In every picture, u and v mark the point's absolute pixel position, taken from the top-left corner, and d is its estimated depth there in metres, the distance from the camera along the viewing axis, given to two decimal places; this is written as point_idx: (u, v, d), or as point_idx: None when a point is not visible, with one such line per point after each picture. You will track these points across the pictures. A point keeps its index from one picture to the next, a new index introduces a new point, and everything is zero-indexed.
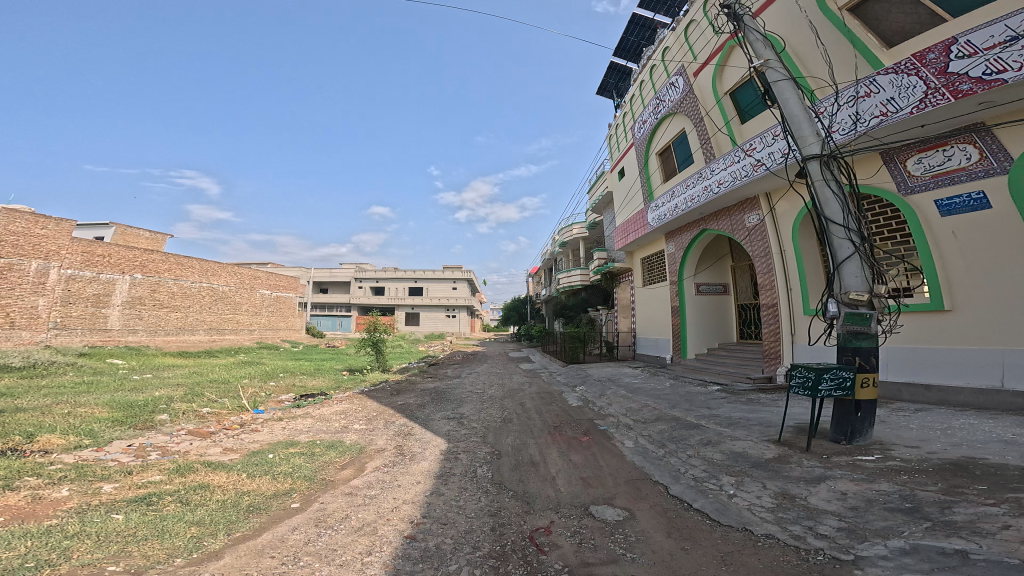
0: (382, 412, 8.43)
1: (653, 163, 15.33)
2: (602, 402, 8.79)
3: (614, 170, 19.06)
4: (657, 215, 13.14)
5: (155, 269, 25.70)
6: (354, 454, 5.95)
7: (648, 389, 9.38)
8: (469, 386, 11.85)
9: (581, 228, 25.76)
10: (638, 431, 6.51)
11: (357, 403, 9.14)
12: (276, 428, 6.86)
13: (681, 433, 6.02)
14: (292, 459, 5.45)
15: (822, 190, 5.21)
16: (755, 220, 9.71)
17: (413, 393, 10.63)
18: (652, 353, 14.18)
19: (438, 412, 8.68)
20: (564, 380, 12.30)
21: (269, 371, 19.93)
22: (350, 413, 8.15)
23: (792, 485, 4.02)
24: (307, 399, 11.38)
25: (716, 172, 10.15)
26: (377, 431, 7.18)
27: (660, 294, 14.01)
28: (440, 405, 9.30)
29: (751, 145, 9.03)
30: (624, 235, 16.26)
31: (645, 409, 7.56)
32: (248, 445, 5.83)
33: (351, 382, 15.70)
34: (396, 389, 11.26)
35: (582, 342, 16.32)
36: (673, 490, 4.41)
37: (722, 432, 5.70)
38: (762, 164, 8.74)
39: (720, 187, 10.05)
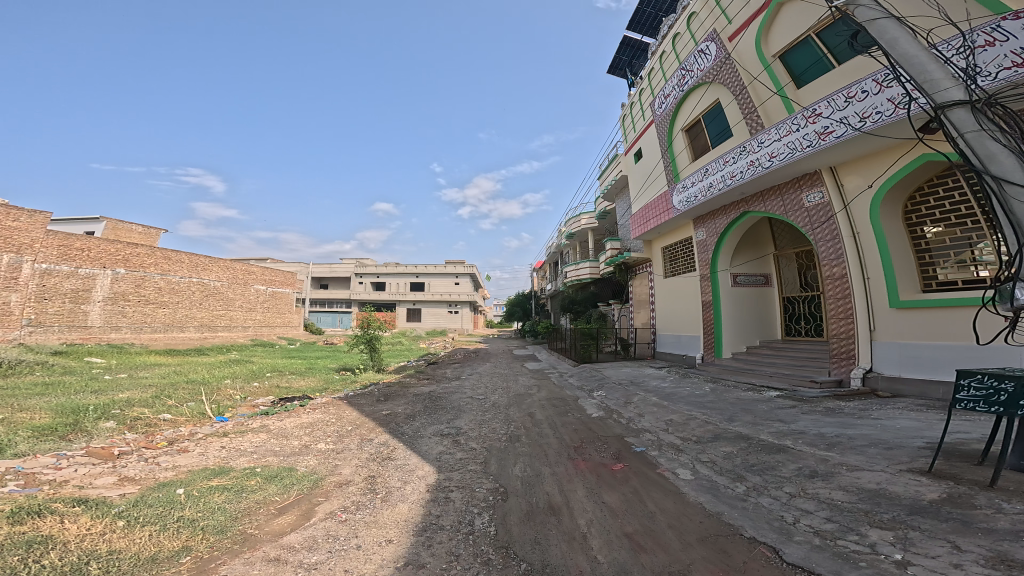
0: (358, 425, 6.84)
1: (678, 142, 13.56)
2: (632, 413, 7.15)
3: (630, 152, 17.29)
4: (686, 198, 11.54)
5: (141, 264, 24.26)
6: (303, 490, 4.35)
7: (685, 395, 7.76)
8: (469, 391, 10.24)
9: (590, 218, 24.00)
10: (694, 453, 4.92)
11: (330, 413, 7.55)
12: (214, 447, 5.31)
13: (761, 458, 4.41)
14: (214, 500, 3.87)
15: (980, 143, 3.52)
16: (816, 198, 8.12)
17: (402, 399, 9.05)
18: (677, 352, 12.52)
19: (428, 424, 7.09)
20: (580, 383, 10.63)
21: (255, 370, 18.48)
22: (319, 427, 6.59)
23: (1013, 548, 2.42)
24: (282, 405, 9.80)
25: (767, 144, 8.58)
26: (346, 452, 5.61)
27: (686, 285, 12.34)
28: (432, 415, 7.71)
29: (816, 109, 7.52)
30: (641, 221, 14.59)
31: (693, 423, 5.93)
32: (158, 474, 4.28)
33: (340, 384, 14.08)
34: (384, 394, 9.69)
35: (597, 339, 14.69)
36: (787, 554, 2.82)
37: (824, 459, 4.08)
38: (831, 131, 7.23)
39: (772, 160, 8.48)
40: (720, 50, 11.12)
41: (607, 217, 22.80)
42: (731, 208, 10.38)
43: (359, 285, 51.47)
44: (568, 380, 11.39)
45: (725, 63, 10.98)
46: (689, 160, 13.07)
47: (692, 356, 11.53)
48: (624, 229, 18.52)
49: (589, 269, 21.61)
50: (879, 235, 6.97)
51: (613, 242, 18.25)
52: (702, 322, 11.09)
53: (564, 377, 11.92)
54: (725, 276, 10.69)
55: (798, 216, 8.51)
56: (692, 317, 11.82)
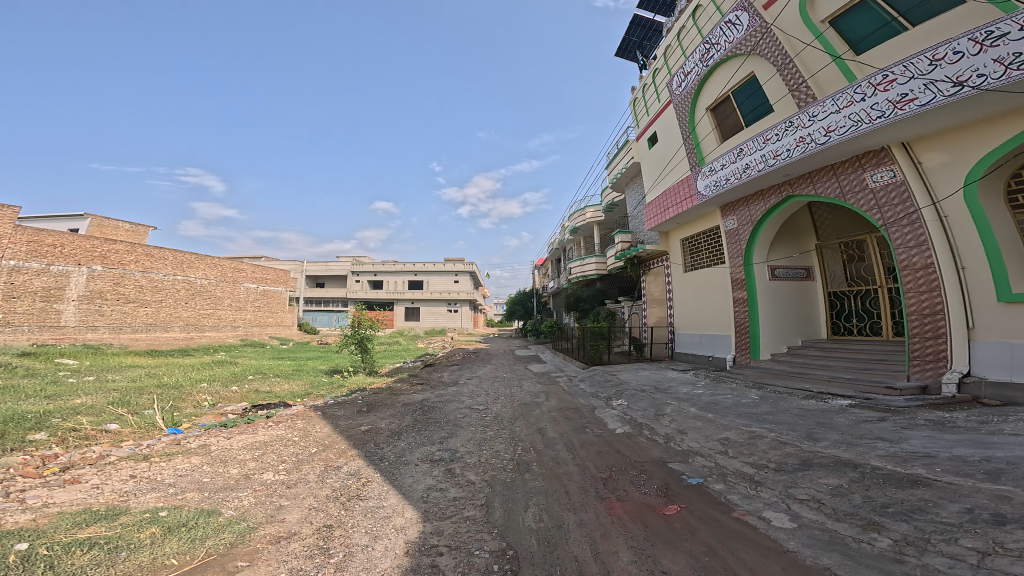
0: (325, 446, 5.49)
1: (702, 126, 12.23)
2: (669, 427, 5.85)
3: (642, 138, 15.93)
4: (713, 182, 10.37)
5: (119, 261, 22.70)
6: (213, 550, 3.01)
7: (729, 403, 6.50)
8: (468, 399, 8.86)
9: (595, 211, 22.63)
10: (781, 486, 3.67)
11: (294, 429, 6.18)
12: (117, 477, 4.01)
13: (893, 497, 3.15)
14: (71, 564, 2.64)
15: None
16: (883, 177, 6.91)
17: (387, 410, 7.69)
18: (700, 353, 11.24)
19: (415, 445, 5.74)
20: (595, 389, 9.30)
21: (237, 372, 17.11)
22: (277, 448, 5.27)
23: None
24: (251, 414, 8.42)
25: (823, 117, 7.40)
26: (300, 486, 4.25)
27: (711, 280, 11.08)
28: (420, 432, 6.37)
29: (890, 75, 6.38)
30: (656, 211, 13.32)
31: (761, 442, 4.64)
32: (5, 520, 3.08)
33: (327, 389, 12.68)
34: (369, 402, 8.37)
35: (609, 339, 13.28)
36: None
37: (1001, 496, 2.85)
38: (909, 99, 6.09)
39: (828, 136, 7.30)
40: (754, 19, 9.81)
41: (615, 210, 21.45)
42: (769, 192, 9.19)
43: (356, 284, 50.17)
44: (578, 385, 10.08)
45: (762, 32, 9.65)
46: (716, 144, 11.73)
47: (721, 359, 10.24)
48: (635, 221, 17.20)
49: (596, 264, 20.26)
50: (976, 218, 5.77)
51: (622, 234, 16.76)
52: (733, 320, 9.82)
53: (574, 382, 10.57)
54: (760, 268, 9.52)
55: (857, 199, 7.30)
56: (719, 315, 10.53)
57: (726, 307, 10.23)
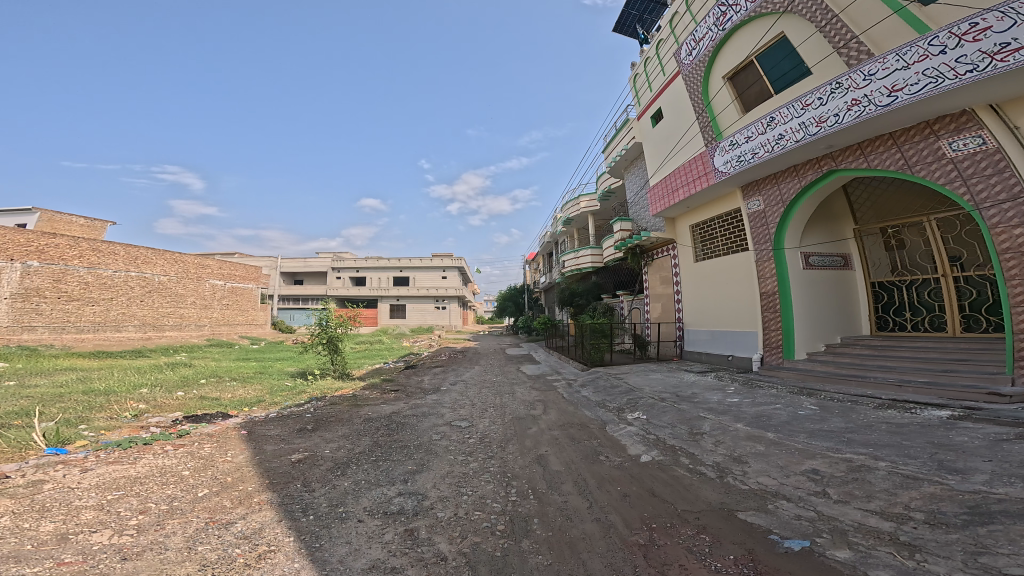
0: (222, 487, 3.77)
1: (719, 99, 10.81)
2: (717, 453, 4.51)
3: (645, 116, 14.42)
4: (732, 159, 9.03)
5: (59, 256, 19.96)
6: None
7: (784, 416, 5.17)
8: (449, 413, 7.20)
9: (590, 200, 21.23)
10: (962, 555, 2.38)
11: (195, 459, 4.42)
12: None
13: None
14: None
15: None
16: (967, 145, 5.75)
17: (342, 429, 5.96)
18: (716, 353, 9.88)
19: (361, 488, 4.07)
20: (603, 397, 7.81)
21: (188, 376, 14.95)
22: (155, 491, 3.57)
23: None
24: (170, 431, 6.60)
25: (885, 76, 6.21)
26: (145, 558, 2.64)
27: (729, 270, 9.72)
28: (377, 465, 4.69)
29: (982, 21, 5.27)
30: (661, 195, 11.82)
31: (875, 478, 3.42)
32: None
33: (285, 396, 10.80)
34: (322, 416, 6.67)
35: (612, 337, 11.77)
36: None
37: None
38: (1011, 48, 4.97)
39: (893, 97, 6.09)
40: None
41: (612, 198, 20.06)
42: (803, 167, 7.93)
43: (336, 280, 47.61)
44: (580, 391, 8.57)
45: None
46: (736, 118, 10.33)
47: (746, 359, 8.87)
48: (636, 208, 15.80)
49: (591, 257, 18.76)
50: None
51: (623, 223, 15.08)
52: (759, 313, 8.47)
53: (576, 387, 9.06)
54: (793, 255, 8.20)
55: (930, 170, 6.10)
56: (741, 309, 9.16)
57: (750, 300, 8.85)
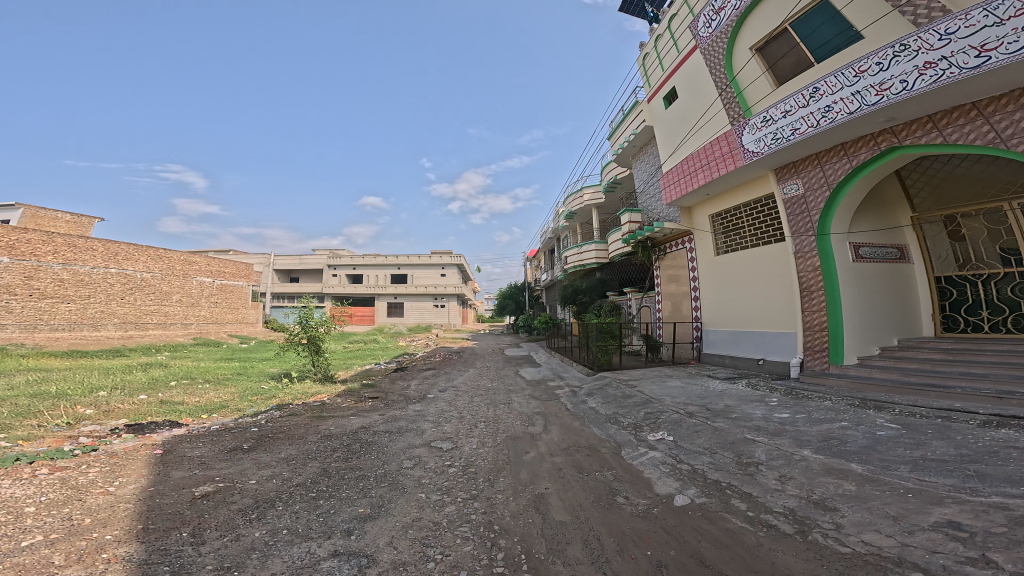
0: (64, 535, 2.69)
1: (746, 73, 9.51)
2: (789, 496, 3.33)
3: (656, 97, 13.11)
4: (764, 138, 7.78)
5: (30, 251, 18.76)
6: None
7: (864, 440, 4.05)
8: (430, 430, 5.99)
9: (595, 193, 20.16)
10: None
11: (61, 490, 3.29)
12: None
13: None
14: None
15: None
16: None
17: (287, 450, 4.76)
18: (742, 357, 8.68)
19: (277, 543, 2.88)
20: (616, 409, 6.66)
21: (158, 377, 13.68)
22: None
23: None
24: (89, 444, 5.40)
25: (972, 32, 5.03)
26: None
27: (760, 264, 8.52)
28: (315, 505, 3.51)
29: None
30: (676, 180, 10.48)
31: None
32: None
33: (253, 402, 9.59)
34: (273, 432, 5.44)
35: (621, 338, 10.52)
36: None
37: None
38: None
39: (985, 56, 4.89)
40: None
41: (617, 190, 18.84)
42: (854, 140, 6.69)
43: (333, 277, 46.52)
44: (586, 402, 7.39)
45: None
46: (767, 94, 9.03)
47: (783, 364, 7.65)
48: (646, 199, 14.53)
49: (595, 252, 17.53)
50: None
51: (630, 214, 13.33)
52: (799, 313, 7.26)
53: (582, 396, 7.87)
54: (840, 247, 6.99)
55: None
56: (775, 307, 7.96)
57: (787, 298, 7.66)
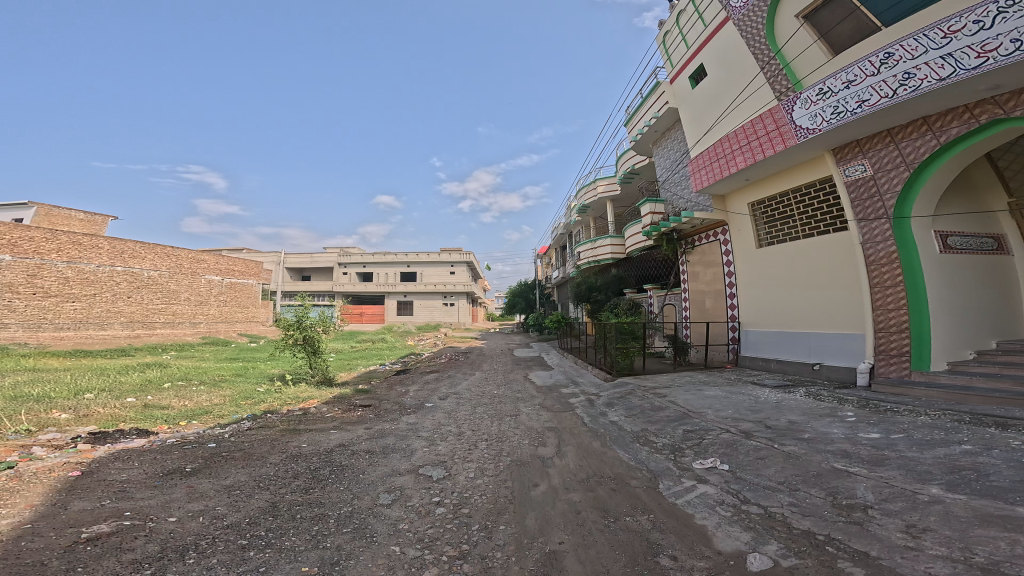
0: None
1: (793, 45, 8.18)
2: (935, 559, 2.24)
3: (680, 78, 11.80)
4: (821, 113, 6.59)
5: (34, 249, 18.63)
6: None
7: (1010, 472, 2.95)
8: (421, 452, 5.00)
9: (610, 184, 18.96)
10: None
11: None
12: None
13: None
14: None
15: None
16: None
17: (236, 476, 3.95)
18: (792, 362, 7.55)
19: None
20: (648, 424, 5.58)
21: (153, 378, 13.16)
22: None
23: None
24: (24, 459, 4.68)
25: None
26: None
27: (813, 256, 7.34)
28: (241, 560, 2.65)
29: None
30: (707, 165, 9.23)
31: None
32: None
33: (239, 408, 8.80)
34: (229, 452, 4.56)
35: (645, 340, 9.34)
36: None
37: None
38: None
39: None
40: None
41: (634, 181, 17.62)
42: (945, 102, 5.42)
43: (343, 276, 46.38)
44: (607, 415, 6.33)
45: None
46: (822, 65, 7.71)
47: (846, 371, 6.50)
48: (669, 189, 13.27)
49: (611, 247, 16.36)
50: None
51: (652, 203, 11.96)
52: (868, 314, 6.11)
53: (603, 407, 6.80)
54: (924, 238, 5.78)
55: None
56: (835, 306, 6.82)
57: (852, 296, 6.50)
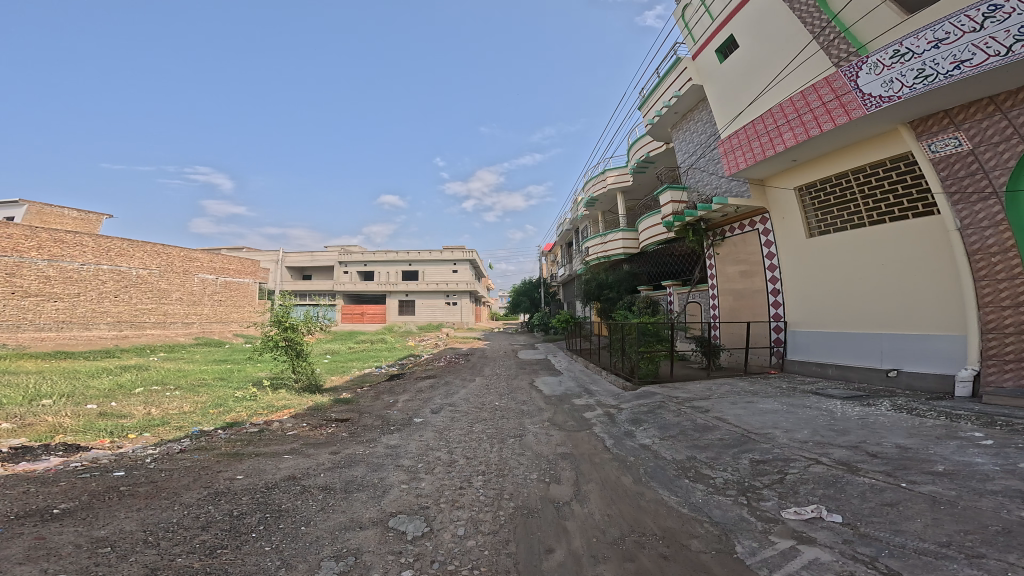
0: None
1: (854, 8, 6.80)
2: None
3: (704, 52, 10.38)
4: (900, 78, 5.43)
5: (12, 247, 17.73)
6: None
7: None
8: (396, 493, 3.81)
9: (620, 175, 17.69)
10: None
11: None
12: None
13: None
14: None
15: None
16: None
17: (117, 526, 2.82)
18: (860, 367, 6.63)
19: None
20: (694, 451, 4.35)
21: (126, 381, 12.12)
22: None
23: None
24: None
25: None
26: None
27: (885, 246, 6.34)
28: None
29: None
30: (744, 146, 7.97)
31: None
32: None
33: (203, 418, 7.69)
34: (125, 488, 3.41)
35: (671, 343, 8.06)
36: None
37: None
38: None
39: None
40: None
41: (648, 171, 16.40)
42: None
43: (344, 276, 45.51)
44: (636, 436, 5.12)
45: None
46: (896, 24, 6.19)
47: (935, 379, 5.66)
48: (694, 177, 11.98)
49: (623, 241, 15.06)
50: None
51: (672, 192, 10.56)
52: (974, 315, 5.20)
53: (628, 425, 5.57)
54: None
55: None
56: (921, 305, 5.89)
57: (949, 296, 5.56)
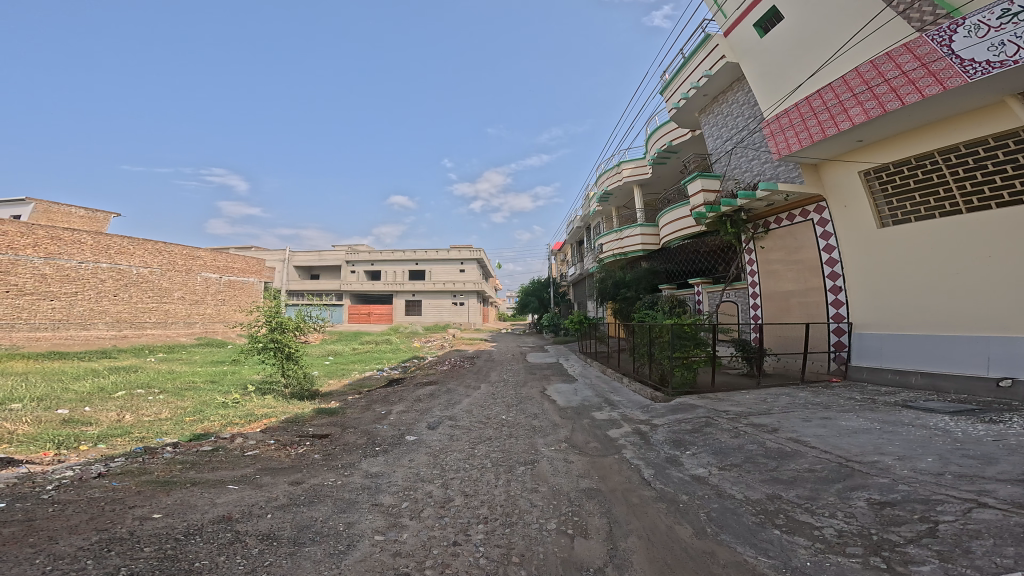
0: None
1: None
2: None
3: (737, 26, 9.18)
4: (1014, 40, 4.41)
5: (8, 244, 17.36)
6: None
7: None
8: (365, 550, 2.77)
9: (638, 167, 16.58)
10: None
11: None
12: None
13: None
14: None
15: None
16: None
17: None
18: (956, 376, 5.57)
19: None
20: (775, 487, 3.25)
21: (110, 384, 11.40)
22: None
23: None
24: None
25: None
26: None
27: (988, 234, 5.29)
28: None
29: None
30: (799, 127, 6.84)
31: None
32: None
33: (172, 428, 6.80)
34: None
35: (709, 346, 6.84)
36: None
37: None
38: None
39: None
40: None
41: (670, 162, 15.28)
42: None
43: (350, 275, 45.01)
44: (687, 465, 4.00)
45: None
46: None
47: None
48: (733, 164, 10.83)
49: (642, 238, 13.81)
50: None
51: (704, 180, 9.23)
52: None
53: (671, 449, 4.47)
54: None
55: None
56: None
57: None
